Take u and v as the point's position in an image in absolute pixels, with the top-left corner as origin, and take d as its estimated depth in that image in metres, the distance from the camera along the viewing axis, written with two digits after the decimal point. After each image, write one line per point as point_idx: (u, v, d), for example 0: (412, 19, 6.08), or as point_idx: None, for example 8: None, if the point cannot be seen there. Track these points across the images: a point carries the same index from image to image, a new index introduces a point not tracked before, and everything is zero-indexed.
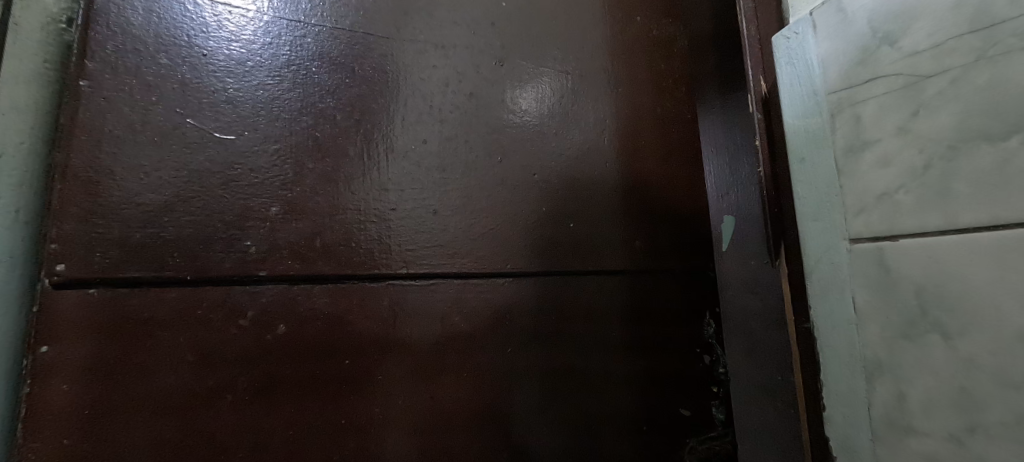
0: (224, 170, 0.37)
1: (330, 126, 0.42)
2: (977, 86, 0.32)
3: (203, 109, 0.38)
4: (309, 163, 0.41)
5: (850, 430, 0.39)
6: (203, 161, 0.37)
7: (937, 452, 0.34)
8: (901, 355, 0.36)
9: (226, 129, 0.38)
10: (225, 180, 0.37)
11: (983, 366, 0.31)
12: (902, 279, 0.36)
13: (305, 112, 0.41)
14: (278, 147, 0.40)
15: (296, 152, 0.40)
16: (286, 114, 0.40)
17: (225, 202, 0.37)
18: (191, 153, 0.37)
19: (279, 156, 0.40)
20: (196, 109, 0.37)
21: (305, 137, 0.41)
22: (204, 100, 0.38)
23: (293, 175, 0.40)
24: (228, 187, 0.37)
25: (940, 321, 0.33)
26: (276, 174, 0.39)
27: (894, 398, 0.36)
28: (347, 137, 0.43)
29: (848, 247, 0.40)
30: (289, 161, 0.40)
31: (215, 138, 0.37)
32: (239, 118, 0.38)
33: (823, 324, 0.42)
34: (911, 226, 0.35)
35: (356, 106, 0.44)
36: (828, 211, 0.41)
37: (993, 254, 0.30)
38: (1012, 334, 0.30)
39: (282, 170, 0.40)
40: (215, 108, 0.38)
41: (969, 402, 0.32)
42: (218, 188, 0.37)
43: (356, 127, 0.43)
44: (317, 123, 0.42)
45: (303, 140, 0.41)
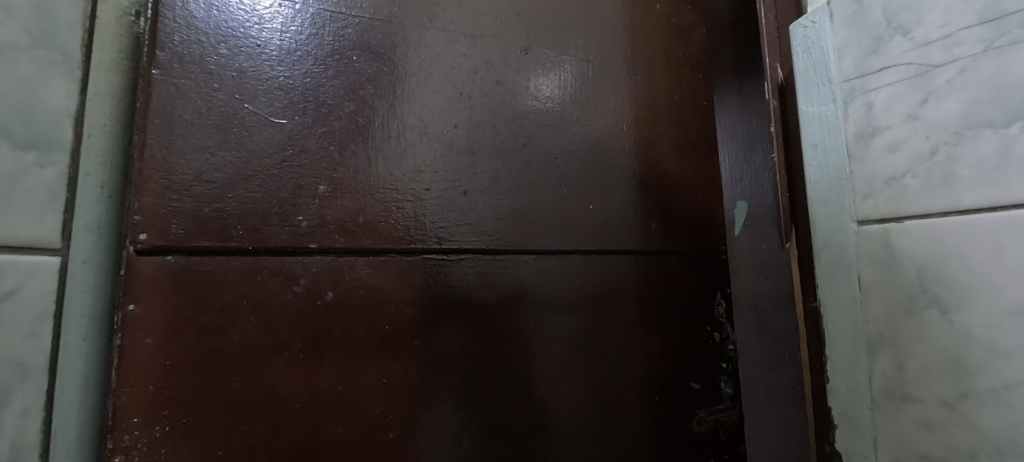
0: (278, 151, 0.41)
1: (370, 111, 0.45)
2: (983, 75, 0.35)
3: (259, 96, 0.41)
4: (352, 145, 0.44)
5: (851, 400, 0.42)
6: (260, 143, 0.40)
7: (931, 417, 0.37)
8: (902, 328, 0.39)
9: (279, 114, 0.42)
10: (279, 161, 0.41)
11: (977, 337, 0.35)
12: (906, 259, 0.39)
13: (348, 98, 0.45)
14: (325, 131, 0.43)
15: (341, 136, 0.44)
16: (331, 100, 0.44)
17: (280, 181, 0.41)
18: (249, 136, 0.40)
19: (325, 139, 0.43)
20: (253, 95, 0.41)
21: (348, 121, 0.44)
22: (259, 87, 0.41)
23: (338, 157, 0.43)
24: (283, 167, 0.41)
25: (939, 296, 0.37)
26: (323, 155, 0.43)
27: (893, 370, 0.39)
28: (385, 122, 0.46)
29: (855, 228, 0.42)
30: (334, 143, 0.43)
31: (270, 122, 0.41)
32: (290, 104, 0.42)
33: (829, 301, 0.44)
34: (916, 209, 0.38)
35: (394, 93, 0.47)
36: (838, 195, 0.44)
37: (992, 235, 0.34)
38: (1005, 309, 0.34)
39: (328, 152, 0.43)
40: (269, 95, 0.41)
41: (963, 371, 0.36)
42: (274, 168, 0.41)
43: (393, 112, 0.47)
44: (359, 108, 0.45)
45: (346, 124, 0.44)
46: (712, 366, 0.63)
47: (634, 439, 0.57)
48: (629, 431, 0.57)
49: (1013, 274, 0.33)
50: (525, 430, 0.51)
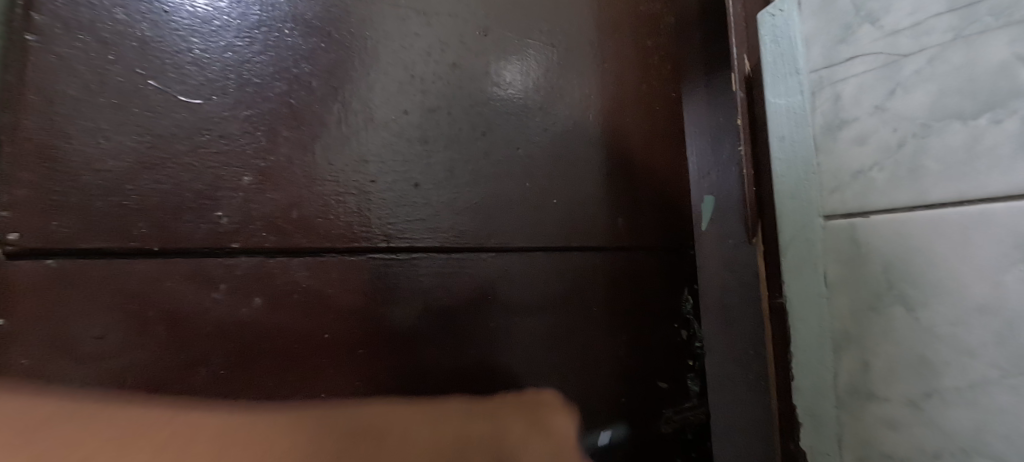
0: (192, 135, 0.36)
1: (305, 92, 0.40)
2: (953, 64, 0.36)
3: (167, 71, 0.35)
4: (285, 131, 0.39)
5: (815, 398, 0.47)
6: (169, 126, 0.35)
7: (897, 416, 0.40)
8: (871, 326, 0.42)
9: (193, 93, 0.36)
10: (193, 147, 0.36)
11: (941, 334, 0.37)
12: (874, 254, 0.41)
13: (279, 77, 0.39)
14: (250, 114, 0.38)
15: (270, 119, 0.39)
16: (257, 78, 0.38)
17: (194, 170, 0.36)
18: (154, 118, 0.35)
19: (251, 123, 0.38)
20: (159, 70, 0.35)
21: (280, 104, 0.39)
22: (167, 61, 0.36)
23: (266, 144, 0.38)
24: (197, 154, 0.36)
25: (904, 293, 0.39)
26: (248, 142, 0.38)
27: (859, 370, 0.43)
28: (324, 105, 0.41)
29: (823, 223, 0.45)
30: (262, 129, 0.38)
31: (181, 102, 0.36)
32: (206, 82, 0.37)
33: (796, 299, 0.48)
34: (884, 203, 0.40)
35: (333, 73, 0.42)
36: (804, 191, 0.47)
37: (958, 230, 0.36)
38: (971, 306, 0.35)
39: (255, 138, 0.38)
40: (180, 70, 0.36)
41: (928, 371, 0.38)
42: (186, 155, 0.35)
43: (333, 94, 0.42)
44: (292, 88, 0.40)
45: (277, 107, 0.39)
46: (680, 363, 0.62)
47: (603, 446, 0.55)
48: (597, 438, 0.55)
49: (977, 268, 0.35)
50: (487, 445, 0.47)
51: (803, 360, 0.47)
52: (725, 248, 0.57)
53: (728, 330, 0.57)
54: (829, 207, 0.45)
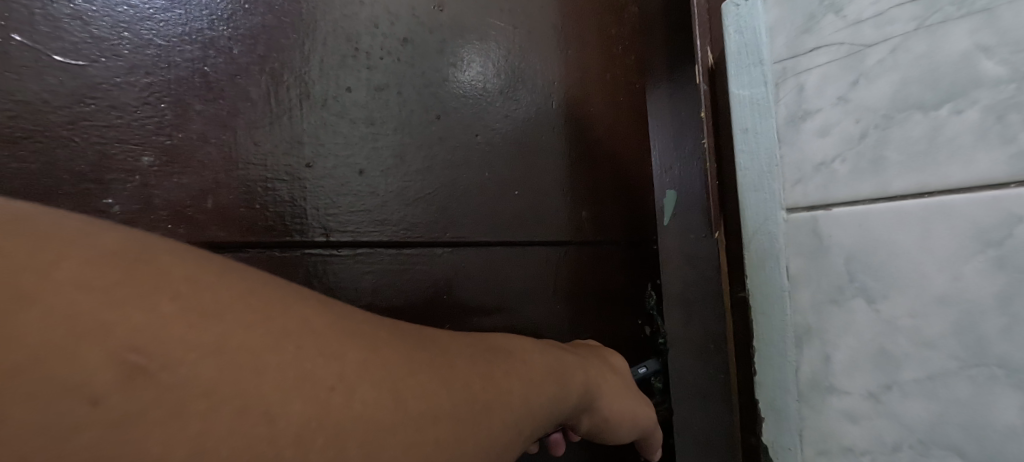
0: (72, 105, 0.33)
1: (224, 60, 0.38)
2: (915, 54, 0.35)
3: (37, 23, 0.32)
4: (196, 103, 0.37)
5: (777, 392, 0.47)
6: (38, 92, 0.32)
7: (854, 407, 0.40)
8: (830, 319, 0.42)
9: (73, 51, 0.33)
10: (73, 118, 0.33)
11: (902, 326, 0.37)
12: (835, 246, 0.41)
13: (189, 39, 0.36)
14: (151, 80, 0.35)
15: (179, 88, 0.36)
16: (161, 39, 0.36)
17: (73, 147, 0.33)
18: (18, 80, 0.32)
19: (151, 93, 0.35)
20: (27, 21, 0.32)
21: (191, 72, 0.36)
22: (38, 10, 0.32)
23: (172, 118, 0.36)
24: (77, 127, 0.33)
25: (865, 285, 0.39)
26: (148, 114, 0.35)
27: (820, 361, 0.43)
28: (249, 77, 0.38)
29: (785, 216, 0.46)
30: (167, 101, 0.36)
31: (54, 62, 0.33)
32: (92, 39, 0.34)
33: (758, 292, 0.49)
34: (845, 195, 0.40)
35: (259, 40, 0.39)
36: (767, 183, 0.47)
37: (920, 218, 0.35)
38: (931, 297, 0.35)
39: (157, 110, 0.35)
40: (55, 23, 0.33)
41: (888, 362, 0.38)
42: (64, 128, 0.33)
43: (260, 65, 0.39)
44: (207, 54, 0.37)
45: (187, 75, 0.36)
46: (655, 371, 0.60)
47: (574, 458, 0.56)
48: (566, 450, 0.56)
49: (939, 261, 0.34)
50: None
51: (766, 357, 0.48)
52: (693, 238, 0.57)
53: (695, 324, 0.57)
54: (793, 199, 0.45)
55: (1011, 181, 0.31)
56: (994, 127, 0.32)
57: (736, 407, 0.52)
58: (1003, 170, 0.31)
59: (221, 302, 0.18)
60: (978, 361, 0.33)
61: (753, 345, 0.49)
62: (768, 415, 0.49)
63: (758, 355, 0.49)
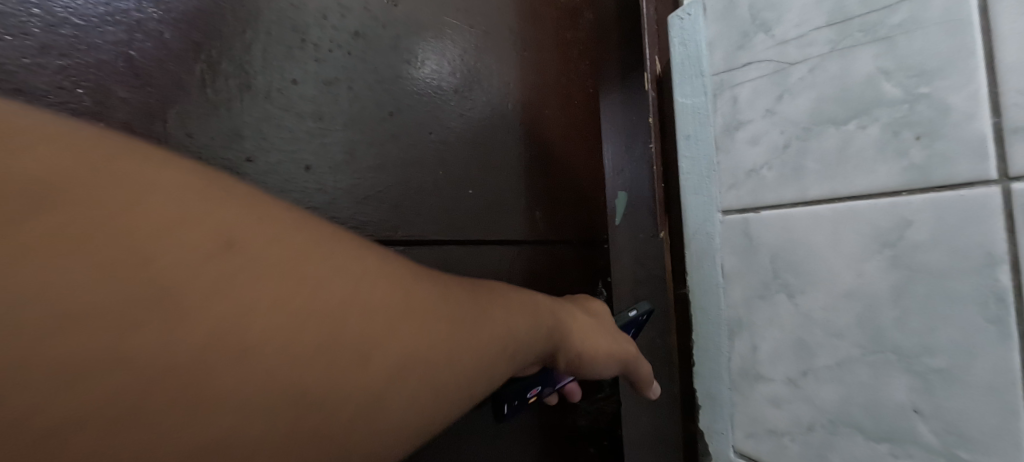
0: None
1: (153, 44, 0.34)
2: (830, 73, 0.39)
3: None
4: (119, 90, 0.33)
5: (713, 380, 0.52)
6: None
7: (776, 392, 0.45)
8: (757, 312, 0.46)
9: None
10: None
11: (816, 318, 0.41)
12: (762, 246, 0.45)
13: (112, 19, 0.33)
14: (64, 62, 0.31)
15: (97, 73, 0.33)
16: (76, 17, 0.32)
17: None
18: None
19: (63, 74, 0.31)
20: None
21: (112, 55, 0.33)
22: None
23: (91, 105, 0.32)
24: None
25: (787, 282, 0.43)
26: (61, 101, 0.32)
27: (748, 351, 0.47)
28: (181, 63, 0.35)
29: (721, 218, 0.50)
30: (84, 86, 0.32)
31: None
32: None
33: (697, 289, 0.53)
34: (771, 199, 0.44)
35: (197, 24, 0.36)
36: (706, 187, 0.51)
37: (831, 221, 0.39)
38: (839, 292, 0.39)
39: (74, 96, 0.32)
40: None
41: (805, 351, 0.42)
42: None
43: (196, 51, 0.36)
44: (133, 37, 0.34)
45: (109, 58, 0.33)
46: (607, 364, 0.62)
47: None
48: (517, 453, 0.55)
49: (846, 260, 0.38)
50: None
51: (705, 349, 0.53)
52: (642, 241, 0.61)
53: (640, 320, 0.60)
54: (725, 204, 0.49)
55: (902, 189, 0.35)
56: (891, 141, 0.35)
57: (676, 395, 0.57)
58: (896, 181, 0.35)
59: (210, 249, 0.14)
60: (876, 348, 0.37)
61: (693, 337, 0.54)
62: (705, 401, 0.53)
63: (695, 345, 0.54)
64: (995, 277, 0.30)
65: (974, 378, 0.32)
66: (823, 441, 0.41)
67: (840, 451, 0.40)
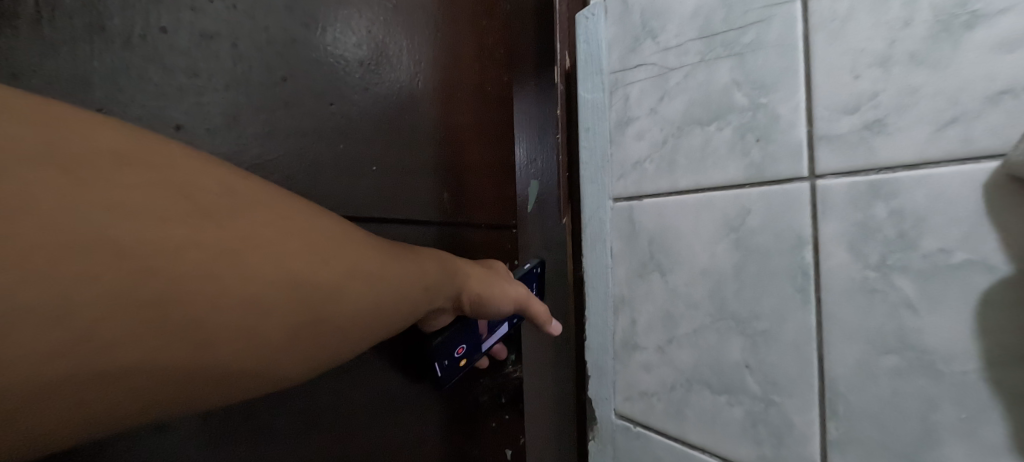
0: None
1: None
2: (699, 79, 0.45)
3: None
4: None
5: (600, 352, 0.57)
6: None
7: (649, 359, 0.51)
8: (636, 289, 0.52)
9: None
10: None
11: (680, 293, 0.47)
12: (642, 231, 0.51)
13: None
14: None
15: None
16: None
17: None
18: None
19: None
20: None
21: None
22: None
23: None
24: None
25: (660, 262, 0.49)
26: None
27: (628, 324, 0.53)
28: None
29: (611, 204, 0.55)
30: None
31: None
32: None
33: (590, 271, 0.59)
34: (650, 190, 0.50)
35: None
36: (601, 176, 0.57)
37: (694, 209, 0.46)
38: (697, 270, 0.46)
39: None
40: None
41: (670, 322, 0.48)
42: None
43: None
44: None
45: None
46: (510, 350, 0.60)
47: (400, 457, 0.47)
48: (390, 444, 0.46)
49: (704, 244, 0.45)
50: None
51: (596, 323, 0.58)
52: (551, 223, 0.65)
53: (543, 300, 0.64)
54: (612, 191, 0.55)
55: (745, 183, 0.42)
56: (740, 141, 0.42)
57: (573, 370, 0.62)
58: (742, 176, 0.42)
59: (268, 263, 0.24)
60: (721, 316, 0.43)
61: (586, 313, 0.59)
62: (594, 372, 0.58)
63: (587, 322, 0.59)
64: (802, 255, 0.38)
65: (785, 338, 0.39)
66: (681, 398, 0.47)
67: (692, 406, 0.46)
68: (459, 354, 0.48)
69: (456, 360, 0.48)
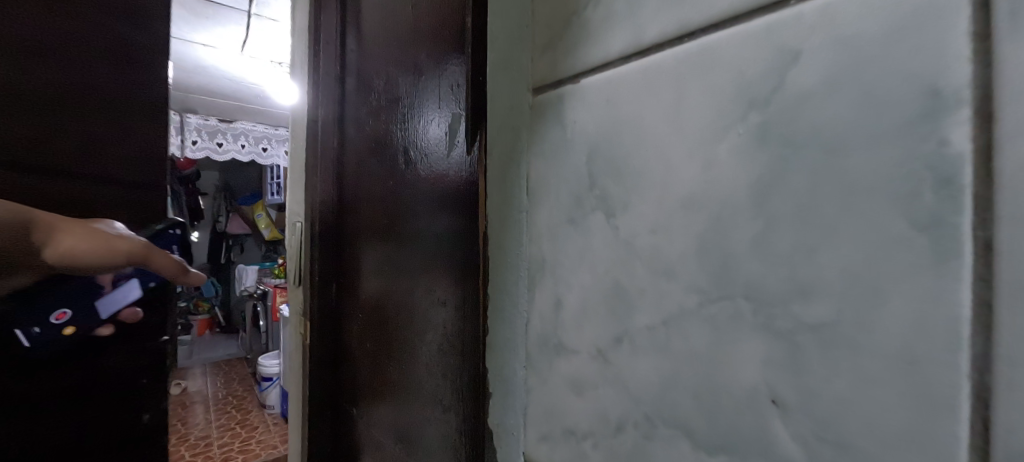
0: None
1: None
2: None
3: None
4: None
5: (506, 358, 0.34)
6: None
7: (581, 371, 0.28)
8: (564, 244, 0.29)
9: None
10: None
11: (639, 248, 0.24)
12: (578, 137, 0.28)
13: None
14: None
15: None
16: None
17: None
18: None
19: None
20: None
21: None
22: None
23: None
24: None
25: (606, 193, 0.26)
26: None
27: (550, 308, 0.30)
28: None
29: (531, 102, 0.32)
30: None
31: None
32: None
33: (498, 219, 0.35)
34: (595, 58, 0.27)
35: None
36: (518, 54, 0.33)
37: (674, 78, 0.23)
38: (676, 200, 0.23)
39: None
40: None
41: (621, 303, 0.25)
42: None
43: None
44: None
45: None
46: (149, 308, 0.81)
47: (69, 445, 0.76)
48: (65, 394, 0.74)
49: (691, 145, 0.22)
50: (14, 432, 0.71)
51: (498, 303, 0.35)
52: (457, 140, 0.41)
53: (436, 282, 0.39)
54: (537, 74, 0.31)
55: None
56: None
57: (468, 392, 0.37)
58: None
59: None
60: (720, 292, 0.21)
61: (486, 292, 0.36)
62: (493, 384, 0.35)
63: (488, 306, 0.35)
64: (945, 135, 0.15)
65: (883, 343, 0.16)
66: (635, 450, 0.25)
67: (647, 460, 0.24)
68: (57, 320, 0.67)
69: (56, 323, 0.67)
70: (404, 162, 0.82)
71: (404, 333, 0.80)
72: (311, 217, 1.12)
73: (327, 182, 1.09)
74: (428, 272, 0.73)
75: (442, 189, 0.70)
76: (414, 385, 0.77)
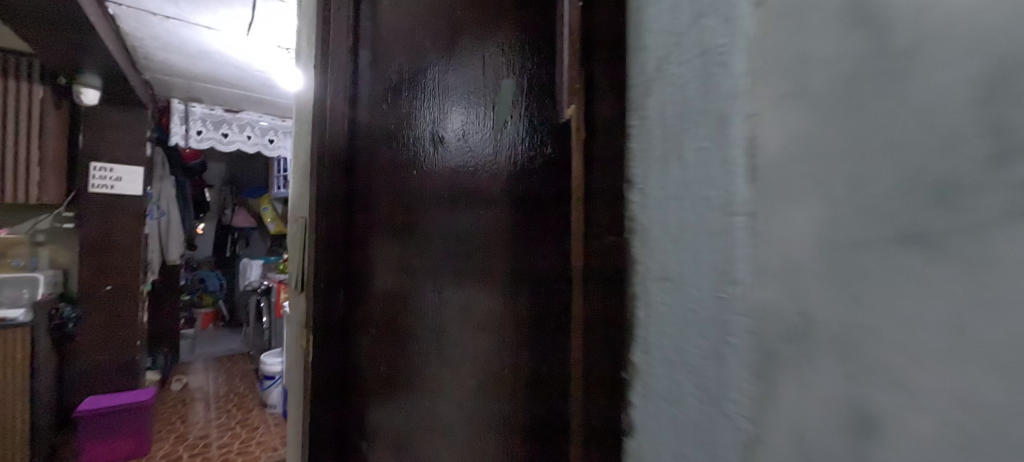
0: None
1: None
2: None
3: None
4: None
5: (726, 374, 0.35)
6: None
7: (857, 399, 0.28)
8: (864, 255, 0.28)
9: None
10: None
11: (929, 240, 0.26)
12: (834, 135, 0.30)
13: None
14: None
15: None
16: None
17: None
18: None
19: None
20: None
21: None
22: None
23: None
24: None
25: (944, 184, 0.26)
26: None
27: (797, 317, 0.31)
28: None
29: (751, 92, 0.34)
30: None
31: None
32: None
33: (686, 209, 0.38)
34: (919, 48, 0.26)
35: None
36: (742, 44, 0.35)
37: (975, 82, 0.24)
38: (996, 213, 0.24)
39: None
40: None
41: (976, 309, 0.25)
42: None
43: None
44: None
45: None
46: None
47: None
48: None
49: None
50: None
51: (553, 237, 0.54)
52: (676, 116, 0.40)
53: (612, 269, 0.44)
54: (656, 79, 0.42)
55: None
56: None
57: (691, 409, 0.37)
58: None
59: None
60: (987, 311, 0.24)
61: (681, 290, 0.38)
62: (650, 357, 0.41)
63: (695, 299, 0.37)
64: None
65: None
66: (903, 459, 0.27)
67: (787, 386, 0.32)
68: None
69: None
70: (407, 141, 0.84)
71: (445, 332, 0.73)
72: (312, 199, 1.00)
73: (334, 162, 0.98)
74: (484, 267, 0.66)
75: (500, 176, 0.63)
76: (465, 395, 0.68)
